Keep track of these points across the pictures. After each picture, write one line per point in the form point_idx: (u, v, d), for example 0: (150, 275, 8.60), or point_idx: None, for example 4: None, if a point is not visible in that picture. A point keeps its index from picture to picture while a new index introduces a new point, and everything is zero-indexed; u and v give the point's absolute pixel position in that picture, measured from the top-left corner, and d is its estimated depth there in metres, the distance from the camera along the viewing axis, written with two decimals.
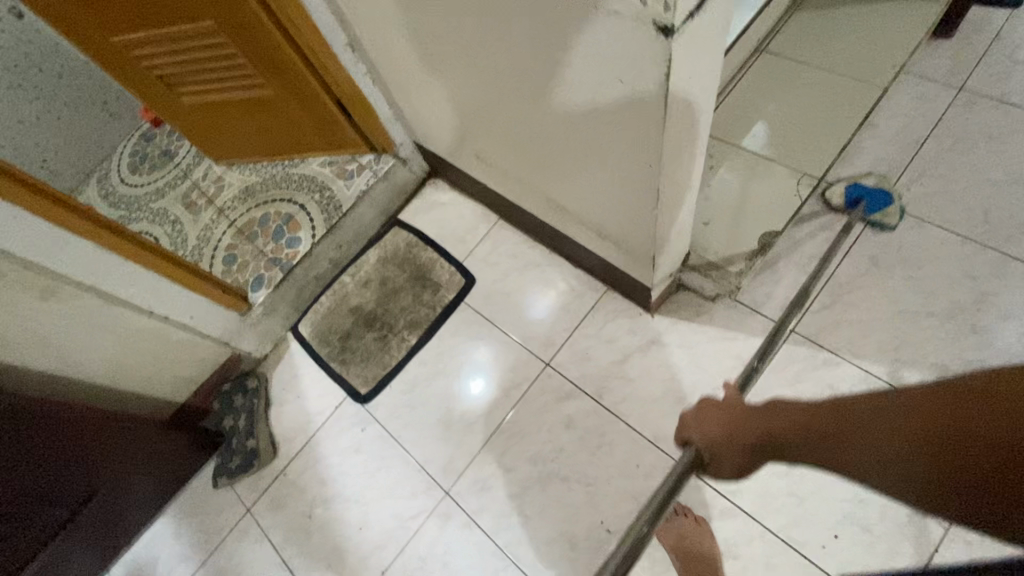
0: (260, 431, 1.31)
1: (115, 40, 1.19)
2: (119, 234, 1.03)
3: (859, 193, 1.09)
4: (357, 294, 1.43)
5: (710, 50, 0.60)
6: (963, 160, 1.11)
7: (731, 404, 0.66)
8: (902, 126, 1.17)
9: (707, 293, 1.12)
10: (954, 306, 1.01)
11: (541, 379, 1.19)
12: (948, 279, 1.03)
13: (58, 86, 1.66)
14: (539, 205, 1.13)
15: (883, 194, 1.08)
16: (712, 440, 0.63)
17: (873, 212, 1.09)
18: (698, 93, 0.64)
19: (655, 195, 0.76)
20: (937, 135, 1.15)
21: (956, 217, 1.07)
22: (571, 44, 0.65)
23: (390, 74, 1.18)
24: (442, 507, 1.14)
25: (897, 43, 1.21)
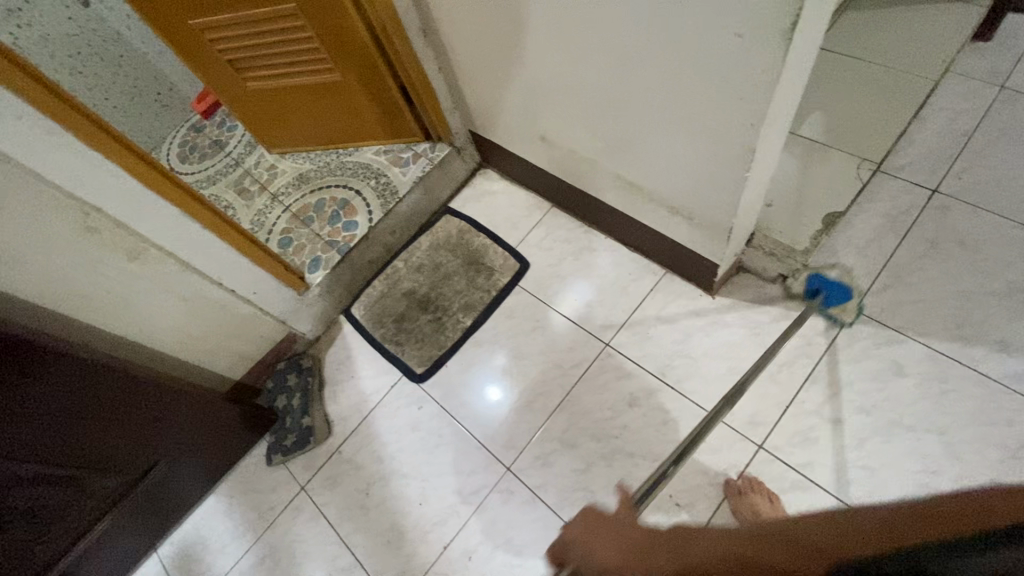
0: (315, 409, 1.31)
1: (198, 29, 1.25)
2: (203, 205, 1.07)
3: (817, 284, 1.06)
4: (410, 278, 1.45)
5: (824, 14, 0.65)
6: (1014, 150, 1.16)
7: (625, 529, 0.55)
8: (949, 118, 1.22)
9: (768, 274, 1.15)
10: (1013, 286, 1.04)
11: (600, 360, 1.21)
12: (1004, 261, 1.06)
13: (116, 76, 1.71)
14: (607, 184, 1.17)
15: (842, 290, 1.03)
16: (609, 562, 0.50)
17: (832, 305, 1.06)
18: (805, 50, 0.68)
19: (747, 157, 0.81)
20: (985, 127, 1.19)
21: (1010, 203, 1.11)
22: (684, 8, 0.70)
23: (460, 60, 1.24)
24: (503, 484, 1.15)
25: (948, 46, 1.28)
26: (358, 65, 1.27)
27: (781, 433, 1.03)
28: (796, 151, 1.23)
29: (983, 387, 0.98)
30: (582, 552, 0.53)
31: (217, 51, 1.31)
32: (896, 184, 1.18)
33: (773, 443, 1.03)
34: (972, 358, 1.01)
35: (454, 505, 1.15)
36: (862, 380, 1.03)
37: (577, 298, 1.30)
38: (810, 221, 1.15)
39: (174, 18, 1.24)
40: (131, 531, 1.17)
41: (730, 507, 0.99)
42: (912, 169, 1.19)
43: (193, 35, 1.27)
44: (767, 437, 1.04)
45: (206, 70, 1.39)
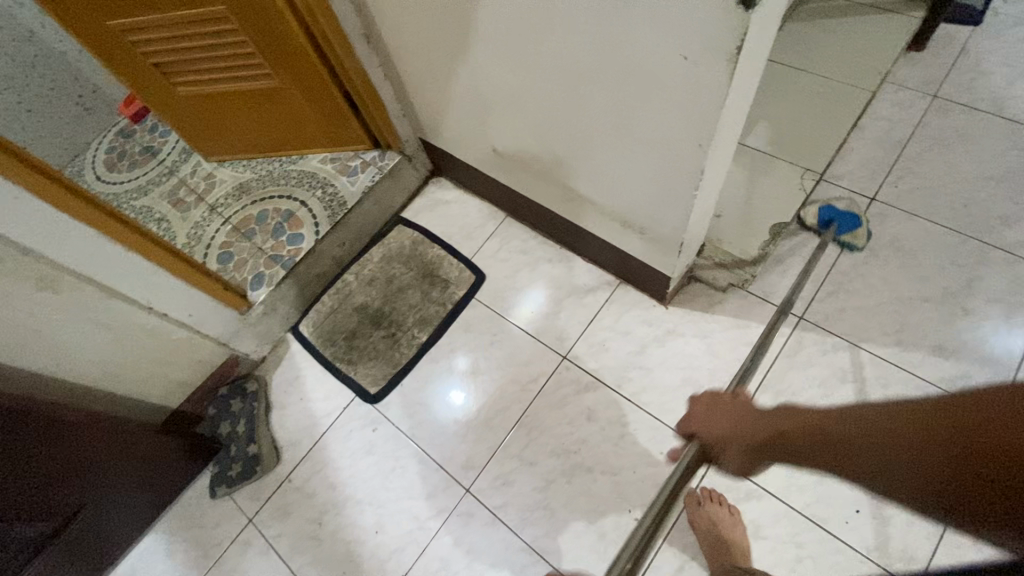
0: (261, 436, 1.24)
1: (119, 32, 1.15)
2: (128, 227, 0.99)
3: (829, 214, 1.15)
4: (361, 292, 1.39)
5: (771, 33, 0.64)
6: (944, 159, 1.21)
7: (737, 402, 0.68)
8: (885, 128, 1.27)
9: (719, 284, 1.17)
10: (946, 292, 1.09)
11: (558, 374, 1.20)
12: (938, 268, 1.11)
13: (30, 77, 1.57)
14: (561, 195, 1.15)
15: (851, 215, 1.14)
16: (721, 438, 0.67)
17: (843, 233, 1.15)
18: (754, 68, 0.67)
19: (697, 176, 0.81)
20: (917, 136, 1.25)
21: (942, 210, 1.16)
22: (632, 29, 0.69)
23: (406, 66, 1.18)
24: (463, 506, 1.12)
25: (884, 57, 1.33)
26: (298, 71, 1.20)
27: None
28: (745, 159, 1.25)
29: (921, 391, 1.02)
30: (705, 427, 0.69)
31: (139, 53, 1.20)
32: (838, 192, 1.22)
33: None
34: (911, 362, 1.05)
35: (411, 530, 1.12)
36: (810, 388, 1.06)
37: (533, 309, 1.28)
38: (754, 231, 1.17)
39: (91, 21, 1.13)
40: None
41: (687, 518, 1.00)
42: (853, 177, 1.23)
43: (115, 38, 1.17)
44: None
45: (133, 78, 1.29)
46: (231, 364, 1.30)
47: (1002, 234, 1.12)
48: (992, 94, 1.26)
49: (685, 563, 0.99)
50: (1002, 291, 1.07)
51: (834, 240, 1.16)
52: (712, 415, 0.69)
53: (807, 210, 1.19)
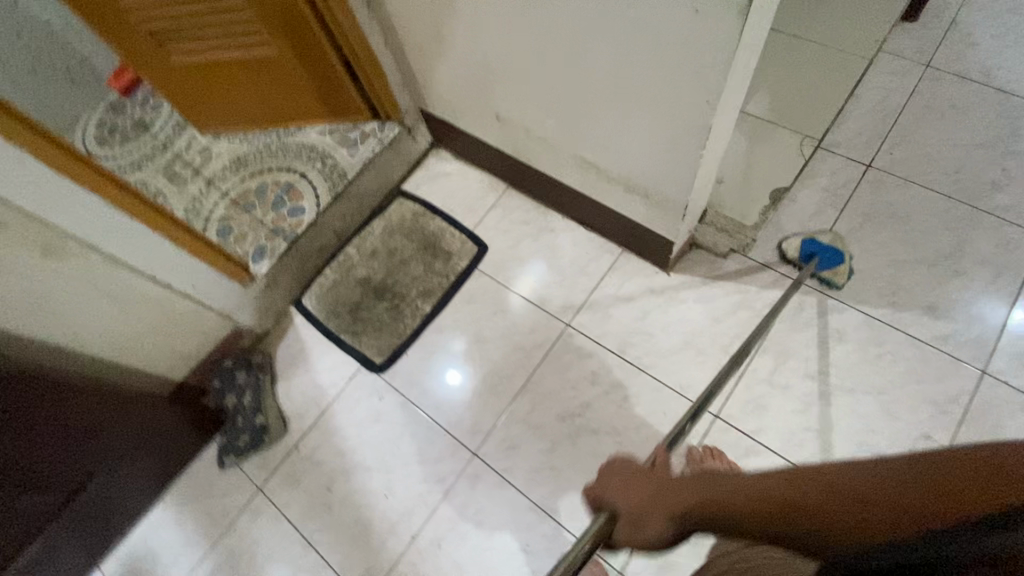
0: (269, 407, 1.25)
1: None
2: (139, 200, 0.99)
3: (811, 248, 1.14)
4: (363, 265, 1.39)
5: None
6: (937, 126, 1.24)
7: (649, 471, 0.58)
8: (880, 97, 1.29)
9: (719, 250, 1.19)
10: (938, 255, 1.12)
11: (562, 340, 1.22)
12: (930, 232, 1.14)
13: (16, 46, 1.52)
14: (564, 163, 1.16)
15: (833, 250, 1.12)
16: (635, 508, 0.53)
17: (824, 268, 1.13)
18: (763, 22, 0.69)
19: (703, 136, 0.83)
20: (912, 104, 1.27)
21: (935, 176, 1.19)
22: None
23: (407, 34, 1.18)
24: (470, 469, 1.14)
25: (879, 28, 1.35)
26: (298, 39, 1.19)
27: (735, 402, 1.08)
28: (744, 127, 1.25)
29: (913, 349, 1.06)
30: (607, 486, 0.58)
31: (135, 22, 1.18)
32: (834, 160, 1.24)
33: (729, 413, 1.07)
34: (905, 323, 1.08)
35: (420, 494, 1.14)
36: (807, 348, 1.09)
37: (537, 279, 1.29)
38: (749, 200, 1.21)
39: None
40: (70, 550, 1.08)
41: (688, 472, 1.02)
42: (849, 145, 1.25)
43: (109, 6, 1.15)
44: (721, 407, 1.08)
45: (127, 49, 1.27)
46: (235, 335, 1.30)
47: (992, 198, 1.15)
48: (984, 63, 1.29)
49: None
50: (991, 253, 1.11)
51: (814, 275, 1.14)
52: (621, 478, 0.58)
53: (790, 242, 1.18)
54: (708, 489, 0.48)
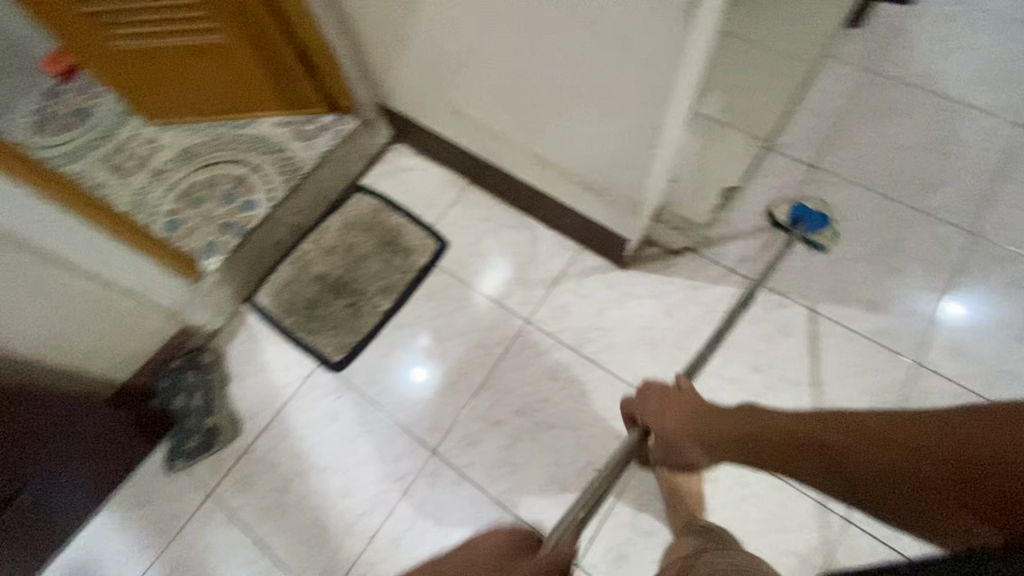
0: (220, 408, 1.22)
1: None
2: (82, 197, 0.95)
3: (799, 213, 1.19)
4: (321, 262, 1.35)
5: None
6: (878, 130, 1.30)
7: (691, 404, 0.83)
8: (826, 100, 1.34)
9: (673, 248, 1.23)
10: (877, 253, 1.18)
11: (522, 336, 1.22)
12: (869, 231, 1.20)
13: None
14: (522, 160, 1.17)
15: (820, 215, 1.18)
16: (676, 433, 0.82)
17: (812, 231, 1.19)
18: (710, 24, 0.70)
19: (654, 136, 0.85)
20: (856, 108, 1.33)
21: (875, 176, 1.25)
22: None
23: (364, 25, 1.15)
24: (430, 467, 1.14)
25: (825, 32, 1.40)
26: (249, 25, 1.15)
27: None
28: None
29: (853, 342, 1.12)
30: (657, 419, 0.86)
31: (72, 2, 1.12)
32: (783, 161, 1.29)
33: None
34: (846, 317, 1.14)
35: (379, 493, 1.13)
36: (757, 342, 1.13)
37: (498, 276, 1.29)
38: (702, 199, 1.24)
39: None
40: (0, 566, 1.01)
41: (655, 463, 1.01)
42: (796, 146, 1.30)
43: None
44: None
45: (63, 31, 1.20)
46: (185, 335, 1.26)
47: (927, 199, 1.22)
48: (920, 70, 1.36)
49: (641, 508, 1.05)
50: (925, 250, 1.18)
51: (804, 238, 1.20)
52: (665, 414, 0.85)
53: (780, 207, 1.24)
54: (754, 425, 0.69)
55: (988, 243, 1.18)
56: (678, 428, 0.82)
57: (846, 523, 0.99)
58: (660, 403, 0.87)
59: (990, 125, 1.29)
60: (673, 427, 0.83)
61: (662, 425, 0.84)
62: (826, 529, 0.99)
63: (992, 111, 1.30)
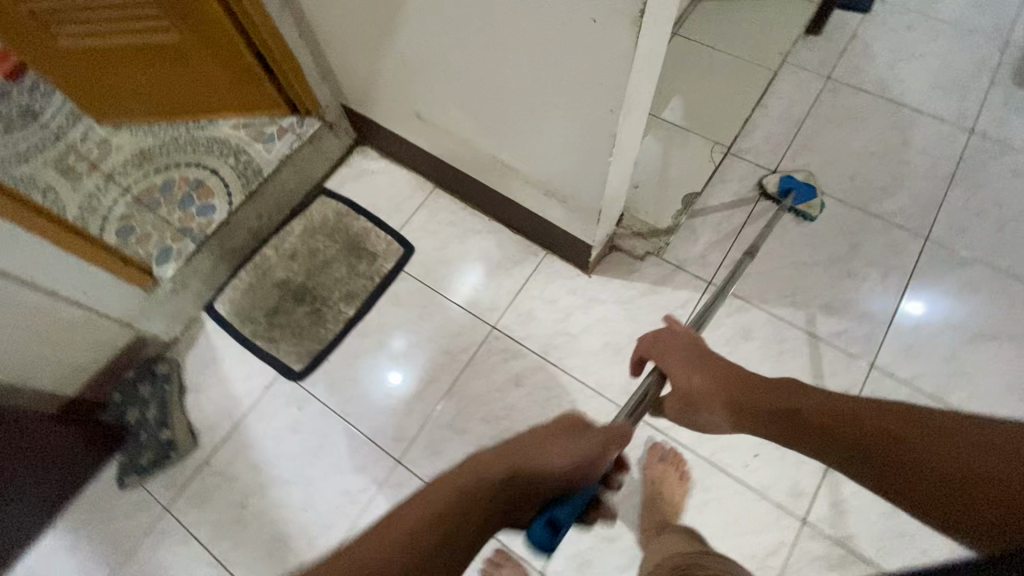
0: (176, 421, 1.17)
1: None
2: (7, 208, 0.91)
3: (789, 184, 1.24)
4: (283, 267, 1.33)
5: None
6: (835, 135, 1.33)
7: (717, 360, 0.79)
8: (783, 105, 1.37)
9: (637, 253, 1.23)
10: (835, 258, 1.21)
11: (487, 343, 1.21)
12: (827, 235, 1.23)
13: None
14: (485, 165, 1.16)
15: (808, 187, 1.23)
16: (703, 392, 0.78)
17: (800, 203, 1.24)
18: (660, 31, 0.70)
19: (611, 144, 0.85)
20: (813, 113, 1.35)
21: (833, 182, 1.28)
22: None
23: (322, 26, 1.13)
24: (394, 477, 1.12)
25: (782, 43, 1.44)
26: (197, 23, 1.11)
27: None
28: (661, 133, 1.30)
29: (811, 346, 1.14)
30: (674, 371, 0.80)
31: None
32: (743, 166, 1.31)
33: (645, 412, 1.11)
34: (805, 321, 1.16)
35: (343, 504, 1.11)
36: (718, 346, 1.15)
37: (464, 282, 1.28)
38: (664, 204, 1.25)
39: None
40: None
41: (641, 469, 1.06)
42: (757, 152, 1.32)
43: None
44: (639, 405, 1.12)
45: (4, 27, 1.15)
46: (139, 346, 1.21)
47: (881, 203, 1.25)
48: (875, 77, 1.39)
49: None
50: (880, 255, 1.21)
51: (790, 209, 1.25)
52: (686, 365, 0.80)
53: (770, 178, 1.28)
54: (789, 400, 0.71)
55: (939, 246, 1.22)
56: (707, 384, 0.77)
57: (803, 522, 1.01)
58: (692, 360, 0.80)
59: (941, 130, 1.32)
60: (698, 383, 0.78)
61: (688, 382, 0.78)
62: (781, 527, 1.01)
63: (943, 117, 1.34)
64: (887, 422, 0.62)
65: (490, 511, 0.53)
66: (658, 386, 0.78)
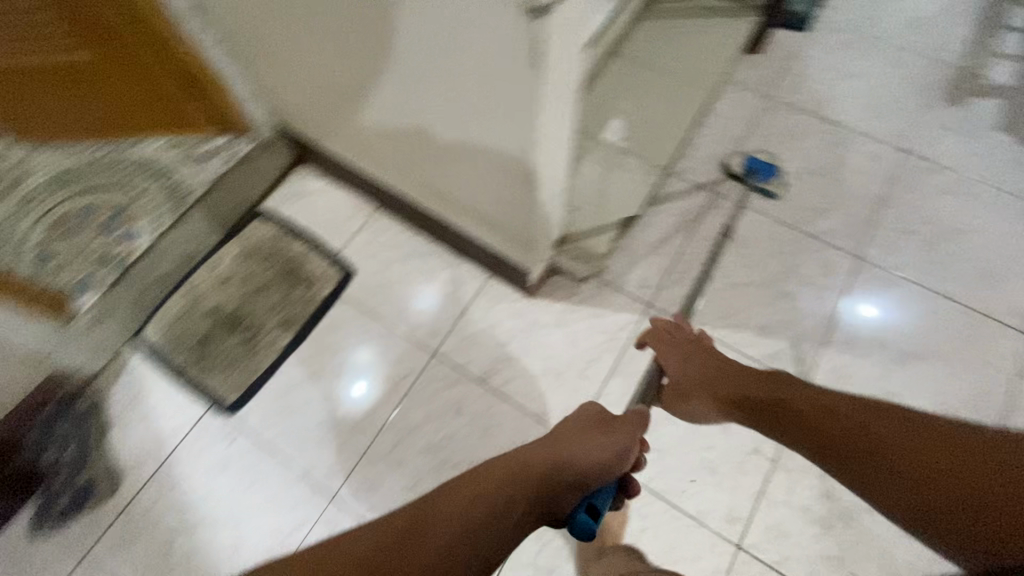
0: (97, 462, 1.20)
1: None
2: None
3: (752, 163, 1.47)
4: (215, 295, 1.36)
5: (567, 53, 0.78)
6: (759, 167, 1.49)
7: (713, 360, 1.05)
8: (689, 146, 1.53)
9: (578, 274, 1.35)
10: (758, 279, 1.38)
11: (429, 368, 1.28)
12: (751, 263, 1.39)
13: None
14: (420, 189, 1.26)
15: (768, 165, 1.46)
16: (693, 378, 1.05)
17: (762, 181, 1.47)
18: (562, 74, 0.81)
19: (531, 174, 0.95)
20: (719, 153, 1.51)
21: (759, 201, 1.47)
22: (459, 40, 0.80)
23: (265, 55, 1.20)
24: (328, 514, 1.17)
25: (712, 60, 1.64)
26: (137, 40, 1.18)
27: None
28: (606, 154, 1.46)
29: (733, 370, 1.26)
30: (674, 360, 1.08)
31: None
32: (683, 184, 1.48)
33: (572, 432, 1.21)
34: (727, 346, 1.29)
35: (275, 540, 1.15)
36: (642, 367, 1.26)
37: (415, 305, 1.34)
38: (604, 215, 1.41)
39: None
40: None
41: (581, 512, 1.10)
42: (692, 170, 1.50)
43: None
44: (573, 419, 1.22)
45: None
46: (56, 382, 1.21)
47: (802, 230, 1.42)
48: (794, 107, 1.58)
49: (543, 544, 1.13)
50: (794, 280, 1.37)
51: (755, 187, 1.47)
52: (686, 358, 1.07)
53: (732, 161, 1.49)
54: (784, 395, 0.92)
55: (869, 264, 1.41)
56: (696, 372, 1.05)
57: (737, 548, 1.13)
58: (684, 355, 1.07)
59: (832, 169, 1.50)
60: (686, 371, 1.06)
61: (682, 372, 1.06)
62: (697, 544, 1.14)
63: (852, 150, 1.53)
64: (871, 421, 0.80)
65: (518, 518, 0.72)
66: (658, 376, 1.10)
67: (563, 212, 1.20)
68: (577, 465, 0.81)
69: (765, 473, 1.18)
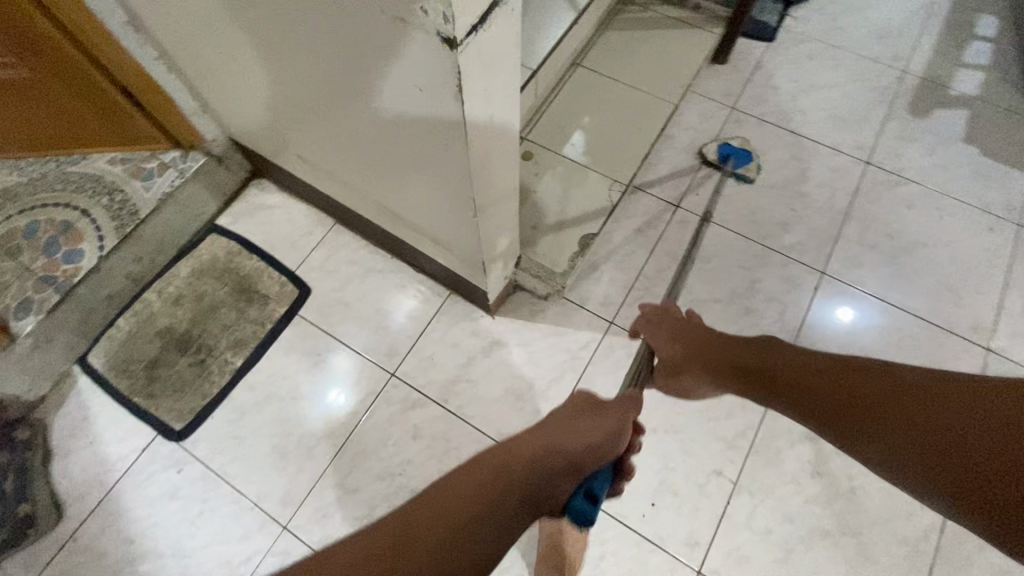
0: (37, 495, 1.36)
1: None
2: None
3: (727, 152, 1.76)
4: (166, 316, 1.57)
5: (495, 93, 0.89)
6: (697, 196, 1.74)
7: (695, 337, 1.20)
8: (609, 171, 1.71)
9: (538, 292, 1.57)
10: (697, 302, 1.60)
11: (388, 390, 1.48)
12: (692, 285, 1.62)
13: None
14: (361, 203, 1.46)
15: (739, 155, 1.78)
16: (678, 357, 1.20)
17: (737, 168, 1.77)
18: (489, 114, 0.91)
19: (470, 202, 1.08)
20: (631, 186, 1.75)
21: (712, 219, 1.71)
22: (388, 65, 0.87)
23: (217, 63, 1.25)
24: (280, 543, 1.34)
25: (669, 77, 1.86)
26: (63, 56, 1.30)
27: None
28: (571, 165, 1.71)
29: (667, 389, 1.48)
30: (664, 342, 1.23)
31: None
32: (636, 204, 1.72)
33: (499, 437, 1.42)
34: None
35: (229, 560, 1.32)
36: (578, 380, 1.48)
37: (387, 326, 1.55)
38: (560, 219, 1.62)
39: None
40: None
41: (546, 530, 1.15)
42: (647, 187, 1.75)
43: None
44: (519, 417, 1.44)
45: None
46: (0, 409, 1.38)
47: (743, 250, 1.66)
48: (744, 137, 1.82)
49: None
50: (730, 300, 1.60)
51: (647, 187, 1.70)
52: (675, 341, 1.22)
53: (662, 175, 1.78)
54: (784, 369, 0.99)
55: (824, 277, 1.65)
56: (680, 352, 1.20)
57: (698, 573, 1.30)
58: (672, 333, 1.24)
59: (731, 199, 1.74)
60: (675, 350, 1.21)
61: (671, 351, 1.21)
62: (653, 566, 1.31)
63: (783, 182, 1.77)
64: (872, 387, 0.83)
65: (519, 506, 0.73)
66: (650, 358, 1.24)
67: (512, 237, 1.37)
68: (569, 453, 0.87)
69: (711, 494, 1.38)
